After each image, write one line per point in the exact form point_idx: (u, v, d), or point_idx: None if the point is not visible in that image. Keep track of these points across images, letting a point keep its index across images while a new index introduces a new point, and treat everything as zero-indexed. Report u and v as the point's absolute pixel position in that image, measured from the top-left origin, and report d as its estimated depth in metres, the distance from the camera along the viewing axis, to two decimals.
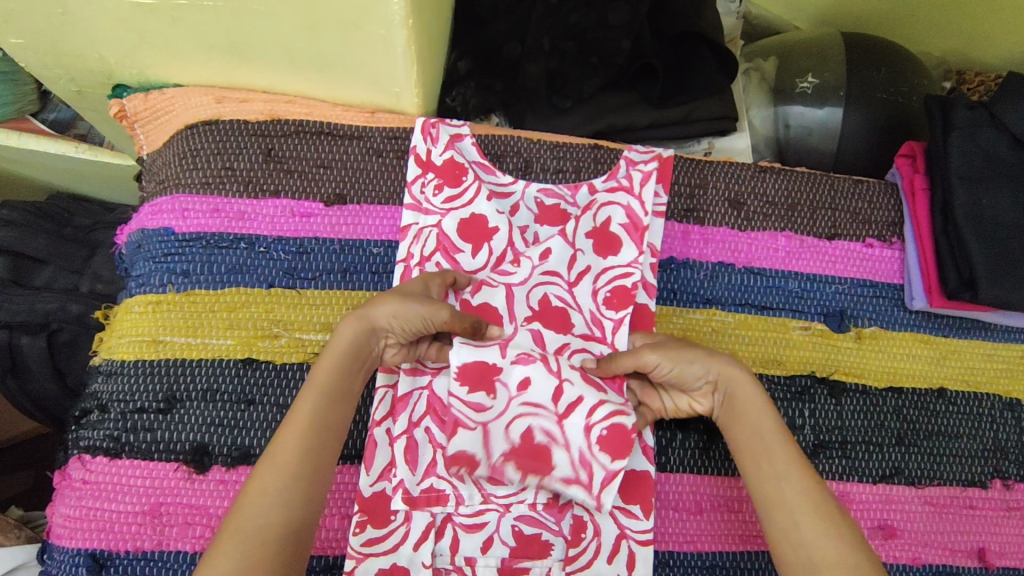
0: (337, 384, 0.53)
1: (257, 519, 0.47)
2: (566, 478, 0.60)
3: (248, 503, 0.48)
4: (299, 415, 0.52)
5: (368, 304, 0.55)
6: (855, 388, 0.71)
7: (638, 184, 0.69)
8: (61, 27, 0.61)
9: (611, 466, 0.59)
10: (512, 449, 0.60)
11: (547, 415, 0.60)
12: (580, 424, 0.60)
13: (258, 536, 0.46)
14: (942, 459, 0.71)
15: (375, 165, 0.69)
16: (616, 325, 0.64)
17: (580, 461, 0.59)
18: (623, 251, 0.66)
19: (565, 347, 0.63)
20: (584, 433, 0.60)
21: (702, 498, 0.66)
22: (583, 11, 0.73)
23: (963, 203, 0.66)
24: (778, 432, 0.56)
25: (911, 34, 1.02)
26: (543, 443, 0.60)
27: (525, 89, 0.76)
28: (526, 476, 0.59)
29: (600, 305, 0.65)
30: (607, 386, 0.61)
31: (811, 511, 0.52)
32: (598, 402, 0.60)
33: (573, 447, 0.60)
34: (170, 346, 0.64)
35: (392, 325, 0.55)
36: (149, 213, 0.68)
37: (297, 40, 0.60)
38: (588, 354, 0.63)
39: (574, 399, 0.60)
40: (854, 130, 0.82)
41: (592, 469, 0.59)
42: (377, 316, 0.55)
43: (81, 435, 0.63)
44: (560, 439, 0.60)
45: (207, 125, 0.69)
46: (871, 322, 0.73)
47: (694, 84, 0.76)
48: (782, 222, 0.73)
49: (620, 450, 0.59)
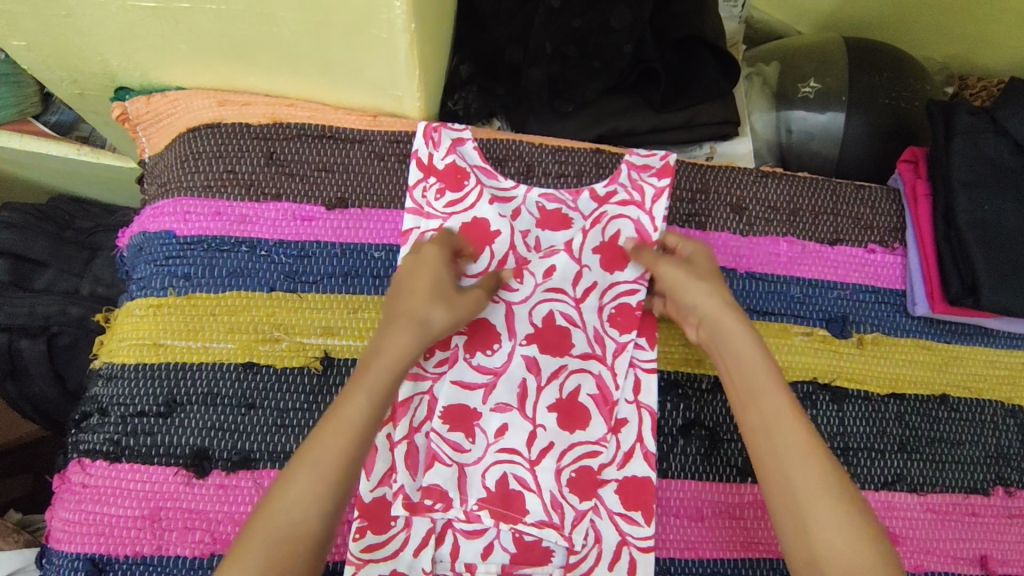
0: (389, 386, 0.53)
1: (283, 516, 0.47)
2: (539, 521, 0.62)
3: (277, 496, 0.48)
4: (344, 417, 0.50)
5: (422, 315, 0.56)
6: (857, 394, 0.71)
7: (649, 200, 0.71)
8: (64, 29, 0.61)
9: (580, 507, 0.63)
10: (487, 495, 0.62)
11: (522, 462, 0.63)
12: (551, 468, 0.64)
13: (287, 541, 0.46)
14: (945, 466, 0.71)
15: (377, 169, 0.69)
16: (617, 347, 0.67)
17: (552, 504, 0.63)
18: (631, 266, 0.69)
19: (560, 372, 0.66)
20: (555, 477, 0.63)
21: (703, 504, 0.66)
22: (586, 16, 0.72)
23: (965, 209, 0.66)
24: (771, 376, 0.55)
25: (913, 39, 1.02)
26: (516, 490, 0.63)
27: (526, 93, 0.77)
28: (499, 522, 0.62)
29: (604, 323, 0.68)
30: (592, 416, 0.65)
31: (806, 462, 0.52)
32: (570, 440, 0.65)
33: (545, 491, 0.63)
34: (171, 350, 0.64)
35: (445, 331, 0.58)
36: (149, 216, 0.68)
37: (299, 44, 0.60)
38: (586, 374, 0.66)
39: (547, 442, 0.64)
40: (856, 136, 0.82)
41: (563, 511, 0.63)
42: (434, 327, 0.57)
43: (81, 439, 0.63)
44: (533, 485, 0.63)
45: (209, 129, 0.68)
46: (873, 328, 0.73)
47: (696, 89, 0.76)
48: (785, 226, 0.73)
49: (587, 492, 0.63)
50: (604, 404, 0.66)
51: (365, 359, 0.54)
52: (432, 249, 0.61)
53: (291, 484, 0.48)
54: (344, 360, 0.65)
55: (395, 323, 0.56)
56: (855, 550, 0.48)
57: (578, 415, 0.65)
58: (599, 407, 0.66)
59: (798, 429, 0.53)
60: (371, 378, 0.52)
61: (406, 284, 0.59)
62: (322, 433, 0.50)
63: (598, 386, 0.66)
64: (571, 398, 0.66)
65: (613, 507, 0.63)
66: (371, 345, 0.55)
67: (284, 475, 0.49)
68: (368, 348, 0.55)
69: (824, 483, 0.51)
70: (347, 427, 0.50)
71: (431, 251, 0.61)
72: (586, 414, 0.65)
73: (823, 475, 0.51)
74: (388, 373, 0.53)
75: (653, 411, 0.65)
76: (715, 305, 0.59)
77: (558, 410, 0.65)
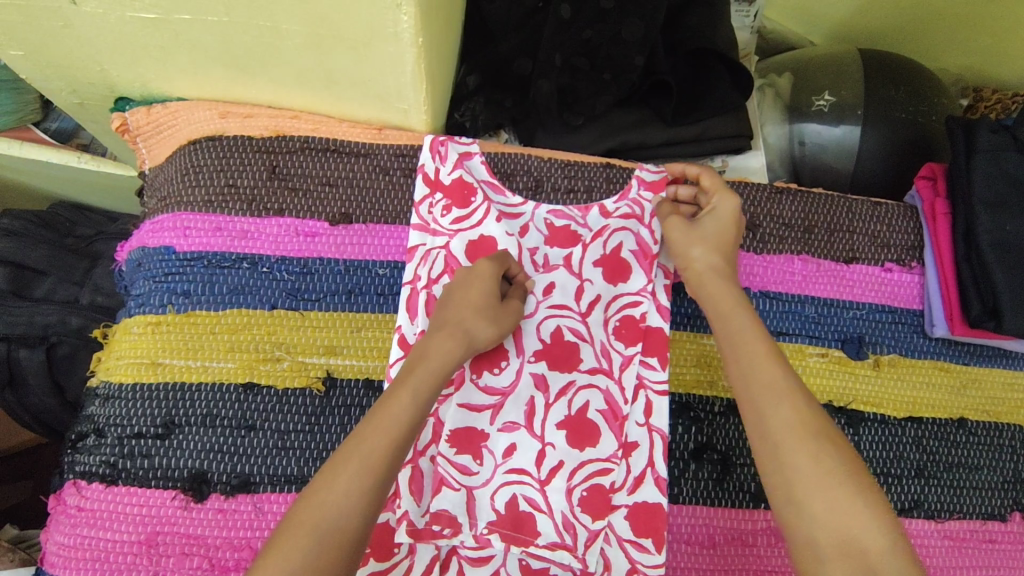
0: (431, 393, 0.53)
1: (332, 505, 0.46)
2: (551, 543, 0.61)
3: (320, 486, 0.47)
4: (392, 418, 0.50)
5: (467, 326, 0.58)
6: (874, 418, 0.69)
7: (648, 214, 0.69)
8: (62, 39, 0.59)
9: (593, 527, 0.62)
10: (497, 518, 0.61)
11: (531, 482, 0.62)
12: (562, 487, 0.62)
13: (332, 538, 0.45)
14: (962, 492, 0.69)
15: (383, 184, 0.67)
16: (623, 361, 0.66)
17: (564, 524, 0.61)
18: (632, 278, 0.68)
19: (568, 388, 0.65)
20: (566, 497, 0.62)
21: (714, 531, 0.64)
22: (597, 27, 0.71)
23: (986, 229, 0.64)
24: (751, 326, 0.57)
25: (928, 49, 1.01)
26: (526, 511, 0.61)
27: (535, 106, 0.75)
28: (509, 545, 0.61)
29: (610, 336, 0.67)
30: (602, 432, 0.64)
31: (780, 401, 0.52)
32: (581, 458, 0.63)
33: (556, 512, 0.62)
34: (169, 369, 0.63)
35: (487, 342, 0.59)
36: (149, 231, 0.66)
37: (302, 55, 0.58)
38: (594, 390, 0.65)
39: (558, 460, 0.63)
40: (872, 151, 0.80)
41: (575, 531, 0.61)
42: (475, 338, 0.58)
43: (77, 460, 0.62)
44: (543, 506, 0.62)
45: (210, 141, 0.67)
46: (890, 350, 0.71)
47: (709, 102, 0.74)
48: (799, 245, 0.71)
49: (600, 510, 0.62)
50: (613, 419, 0.64)
51: (413, 362, 0.55)
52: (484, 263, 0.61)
53: (342, 470, 0.47)
54: (346, 380, 0.63)
55: (441, 329, 0.57)
56: (833, 485, 0.48)
57: (588, 432, 0.63)
58: (608, 423, 0.64)
59: (773, 368, 0.54)
60: (418, 382, 0.53)
61: (457, 293, 0.60)
62: (371, 431, 0.49)
63: (607, 401, 0.64)
64: (580, 415, 0.64)
65: (623, 534, 0.61)
66: (417, 350, 0.56)
67: (326, 471, 0.48)
68: (416, 351, 0.56)
69: (798, 421, 0.51)
70: (395, 427, 0.50)
71: (484, 265, 0.61)
72: (596, 430, 0.64)
73: (799, 414, 0.51)
74: (436, 378, 0.54)
75: (664, 434, 0.63)
76: (704, 264, 0.61)
77: (567, 428, 0.63)
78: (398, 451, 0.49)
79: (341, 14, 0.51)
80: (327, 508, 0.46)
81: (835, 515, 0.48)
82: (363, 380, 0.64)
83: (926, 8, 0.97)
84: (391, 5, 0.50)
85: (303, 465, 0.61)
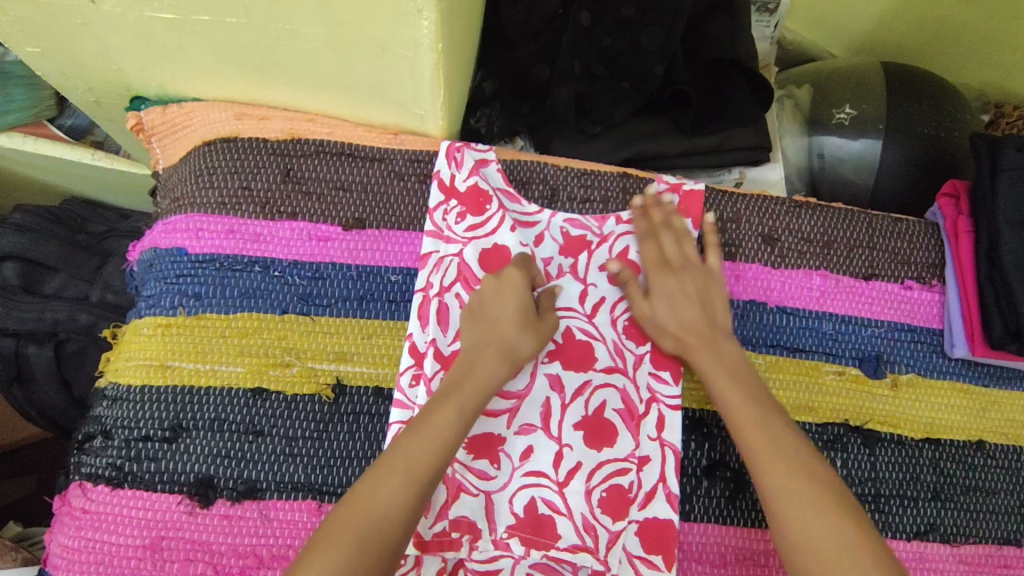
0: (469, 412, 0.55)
1: (377, 510, 0.49)
2: (573, 546, 0.60)
3: (370, 485, 0.50)
4: (438, 432, 0.53)
5: (511, 339, 0.59)
6: (890, 439, 0.68)
7: None
8: (79, 37, 0.59)
9: (612, 528, 0.61)
10: (517, 522, 0.60)
11: (549, 485, 0.61)
12: (580, 490, 0.61)
13: (376, 535, 0.48)
14: (979, 517, 0.68)
15: (397, 190, 0.67)
16: (637, 360, 0.65)
17: (585, 526, 0.60)
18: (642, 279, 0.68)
19: (585, 388, 0.64)
20: (585, 499, 0.61)
21: (726, 550, 0.63)
22: (616, 35, 0.69)
23: (1010, 250, 0.63)
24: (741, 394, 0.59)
25: (950, 62, 0.99)
26: (547, 515, 0.60)
27: (552, 114, 0.74)
28: (529, 549, 0.60)
29: (622, 336, 0.66)
30: (619, 433, 0.63)
31: (780, 468, 0.54)
32: (599, 458, 0.62)
33: (577, 514, 0.61)
34: (179, 372, 0.62)
35: (529, 349, 0.60)
36: (161, 232, 0.66)
37: (321, 59, 0.58)
38: (610, 390, 0.64)
39: (574, 462, 0.62)
40: (892, 165, 0.79)
41: (596, 534, 0.60)
42: (518, 351, 0.59)
43: (83, 461, 0.61)
44: (564, 509, 0.61)
45: (226, 142, 0.66)
46: (907, 369, 0.70)
47: (726, 113, 0.73)
48: (819, 260, 0.70)
49: (619, 512, 0.61)
50: (629, 419, 0.63)
51: (457, 379, 0.57)
52: (512, 275, 0.61)
53: (384, 481, 0.50)
54: (356, 387, 0.63)
55: (485, 350, 0.59)
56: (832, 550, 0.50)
57: (604, 433, 0.63)
58: (625, 423, 0.63)
59: (764, 440, 0.56)
60: (462, 397, 0.55)
61: (494, 306, 0.61)
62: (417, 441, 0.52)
63: (624, 401, 0.64)
64: (597, 416, 0.63)
65: (634, 549, 0.60)
66: (461, 366, 0.58)
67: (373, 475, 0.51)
68: (460, 369, 0.58)
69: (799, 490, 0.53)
70: (438, 441, 0.53)
71: (512, 275, 0.61)
72: (612, 431, 0.63)
73: (796, 479, 0.54)
74: (481, 395, 0.56)
75: (677, 450, 0.62)
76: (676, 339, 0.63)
77: (584, 428, 0.63)
78: (438, 458, 0.52)
79: (362, 18, 0.51)
80: (374, 514, 0.49)
81: (807, 532, 0.51)
82: (373, 387, 0.63)
83: (949, 21, 0.95)
84: (412, 11, 0.49)
85: (310, 472, 0.61)
